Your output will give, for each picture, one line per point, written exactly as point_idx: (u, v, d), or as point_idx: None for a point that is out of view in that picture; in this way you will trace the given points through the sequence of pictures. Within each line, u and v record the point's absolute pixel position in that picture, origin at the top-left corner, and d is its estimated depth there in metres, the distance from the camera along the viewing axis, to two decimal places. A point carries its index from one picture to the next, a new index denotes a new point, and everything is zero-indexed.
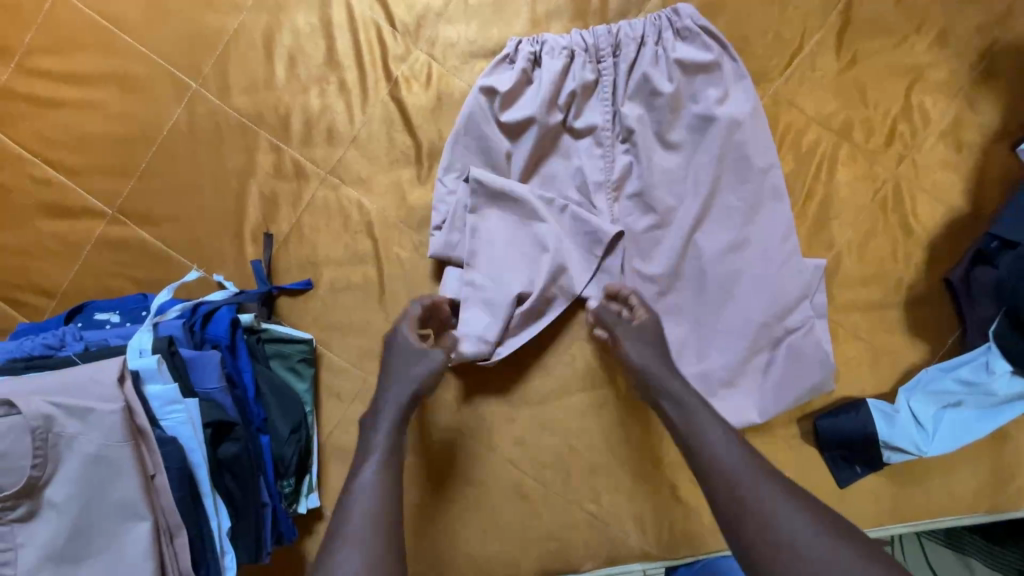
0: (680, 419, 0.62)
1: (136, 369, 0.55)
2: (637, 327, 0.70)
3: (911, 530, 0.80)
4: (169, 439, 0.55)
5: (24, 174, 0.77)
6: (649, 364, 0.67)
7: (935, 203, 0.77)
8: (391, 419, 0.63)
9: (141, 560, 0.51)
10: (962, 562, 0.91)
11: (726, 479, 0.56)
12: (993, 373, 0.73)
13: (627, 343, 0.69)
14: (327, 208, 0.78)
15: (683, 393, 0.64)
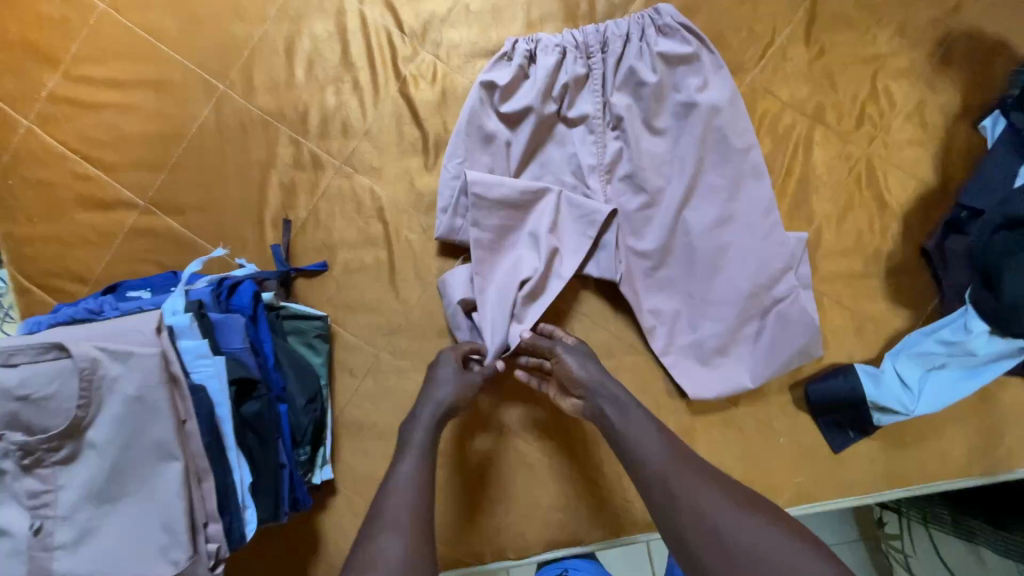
0: (619, 419, 0.66)
1: (171, 325, 0.60)
2: (574, 345, 0.75)
3: (901, 493, 0.84)
4: (198, 386, 0.60)
5: (66, 170, 0.85)
6: (589, 375, 0.71)
7: (906, 179, 0.83)
8: (427, 420, 0.69)
9: (174, 498, 0.56)
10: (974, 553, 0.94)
11: (660, 478, 0.60)
12: (970, 332, 0.77)
13: (568, 356, 0.73)
14: (342, 194, 0.84)
15: (622, 400, 0.68)
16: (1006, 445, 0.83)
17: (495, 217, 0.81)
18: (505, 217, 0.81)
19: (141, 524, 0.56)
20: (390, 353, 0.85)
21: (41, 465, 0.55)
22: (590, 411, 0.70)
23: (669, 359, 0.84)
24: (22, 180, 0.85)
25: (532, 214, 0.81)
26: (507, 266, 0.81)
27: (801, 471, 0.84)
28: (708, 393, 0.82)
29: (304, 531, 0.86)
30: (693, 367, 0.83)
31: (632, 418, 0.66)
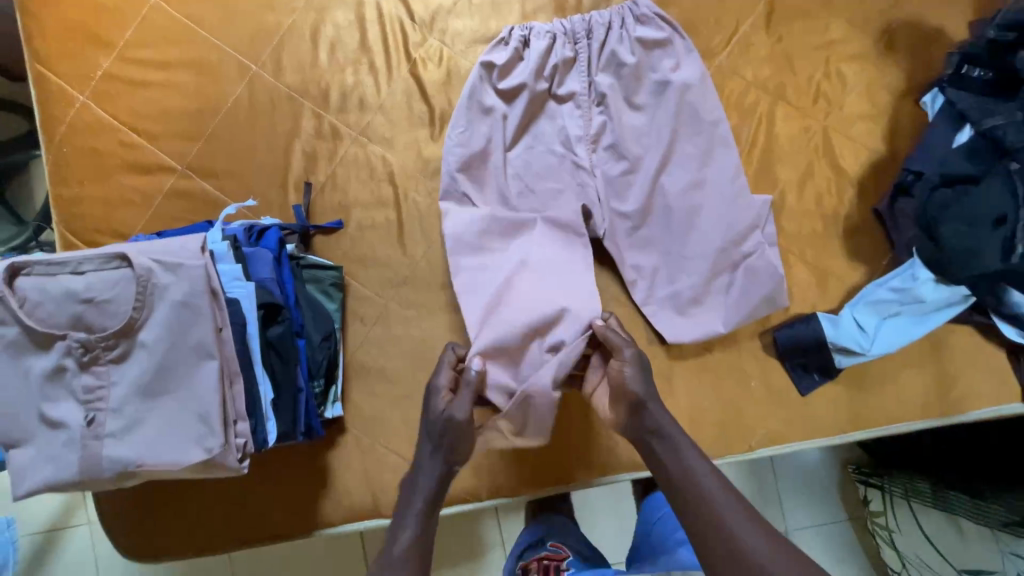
0: (665, 447, 0.75)
1: (212, 250, 0.72)
2: (636, 358, 0.80)
3: (863, 434, 0.91)
4: (234, 300, 0.70)
5: (114, 140, 0.96)
6: (642, 395, 0.77)
7: (859, 149, 0.93)
8: (434, 470, 0.77)
9: (210, 392, 0.64)
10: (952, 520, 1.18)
11: (703, 504, 0.69)
12: (917, 280, 0.86)
13: (626, 365, 0.78)
14: (357, 161, 0.95)
15: (670, 434, 0.76)
16: (959, 389, 0.90)
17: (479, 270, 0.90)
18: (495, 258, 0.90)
19: (181, 416, 0.64)
20: (398, 303, 0.94)
21: (97, 363, 0.64)
22: (636, 429, 0.77)
23: (648, 309, 0.93)
24: (74, 147, 0.96)
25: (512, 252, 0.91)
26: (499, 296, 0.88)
27: (770, 414, 0.92)
28: (684, 339, 0.91)
29: (315, 467, 0.93)
30: (671, 316, 0.92)
31: (682, 455, 0.74)
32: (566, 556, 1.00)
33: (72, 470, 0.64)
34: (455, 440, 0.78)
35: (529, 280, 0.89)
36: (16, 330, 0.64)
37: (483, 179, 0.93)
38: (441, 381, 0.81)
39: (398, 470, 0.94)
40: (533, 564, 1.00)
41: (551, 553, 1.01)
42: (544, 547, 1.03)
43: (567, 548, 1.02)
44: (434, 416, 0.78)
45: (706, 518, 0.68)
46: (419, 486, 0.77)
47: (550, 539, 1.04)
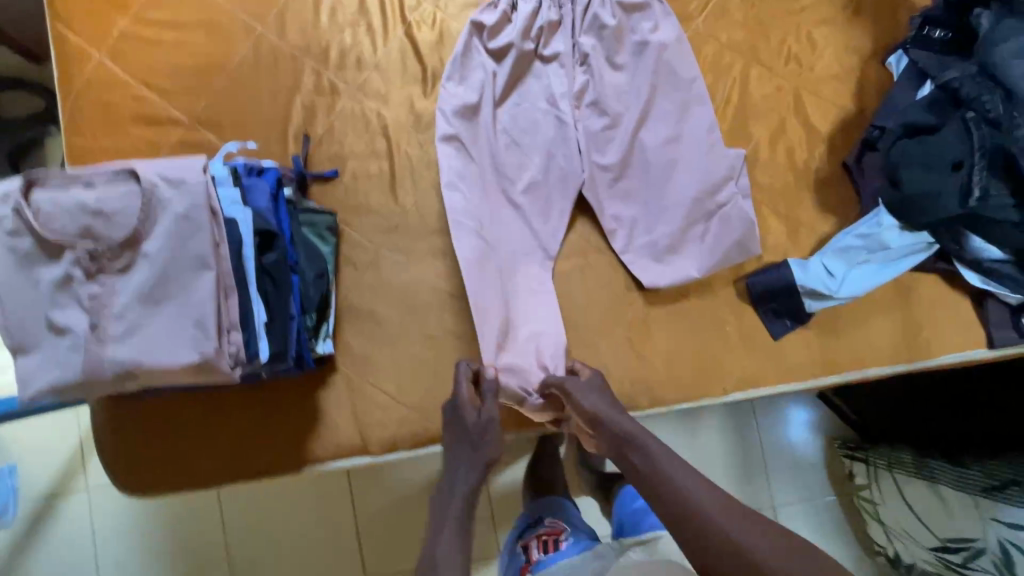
0: (646, 463, 0.82)
1: (212, 173, 0.78)
2: (588, 380, 0.90)
3: (833, 379, 0.95)
4: (230, 218, 0.75)
5: (126, 94, 1.01)
6: (601, 413, 0.85)
7: (828, 107, 0.98)
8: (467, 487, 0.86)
9: (207, 299, 0.69)
10: (932, 490, 1.26)
11: (688, 512, 0.76)
12: (882, 226, 0.91)
13: (580, 396, 0.87)
14: (353, 115, 1.00)
15: (646, 444, 0.83)
16: (926, 335, 0.94)
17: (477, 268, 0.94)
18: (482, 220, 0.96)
19: (179, 321, 0.69)
20: (389, 249, 0.99)
21: (103, 273, 0.69)
22: (613, 442, 0.85)
23: (627, 257, 0.97)
24: (89, 101, 1.01)
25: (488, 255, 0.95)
26: (491, 299, 0.94)
27: (745, 358, 0.96)
28: (661, 283, 0.95)
29: (306, 404, 0.97)
30: (649, 264, 0.97)
31: (655, 460, 0.82)
32: (562, 530, 1.15)
33: (75, 372, 0.68)
34: (486, 445, 0.87)
35: (513, 281, 0.97)
36: (28, 240, 0.69)
37: (474, 131, 0.98)
38: (464, 393, 0.88)
39: (386, 408, 0.97)
40: (534, 540, 1.15)
41: (550, 529, 1.15)
42: (542, 523, 1.18)
43: (562, 522, 1.16)
44: (471, 425, 0.87)
45: (696, 526, 0.75)
46: (455, 497, 0.86)
47: (547, 517, 1.19)
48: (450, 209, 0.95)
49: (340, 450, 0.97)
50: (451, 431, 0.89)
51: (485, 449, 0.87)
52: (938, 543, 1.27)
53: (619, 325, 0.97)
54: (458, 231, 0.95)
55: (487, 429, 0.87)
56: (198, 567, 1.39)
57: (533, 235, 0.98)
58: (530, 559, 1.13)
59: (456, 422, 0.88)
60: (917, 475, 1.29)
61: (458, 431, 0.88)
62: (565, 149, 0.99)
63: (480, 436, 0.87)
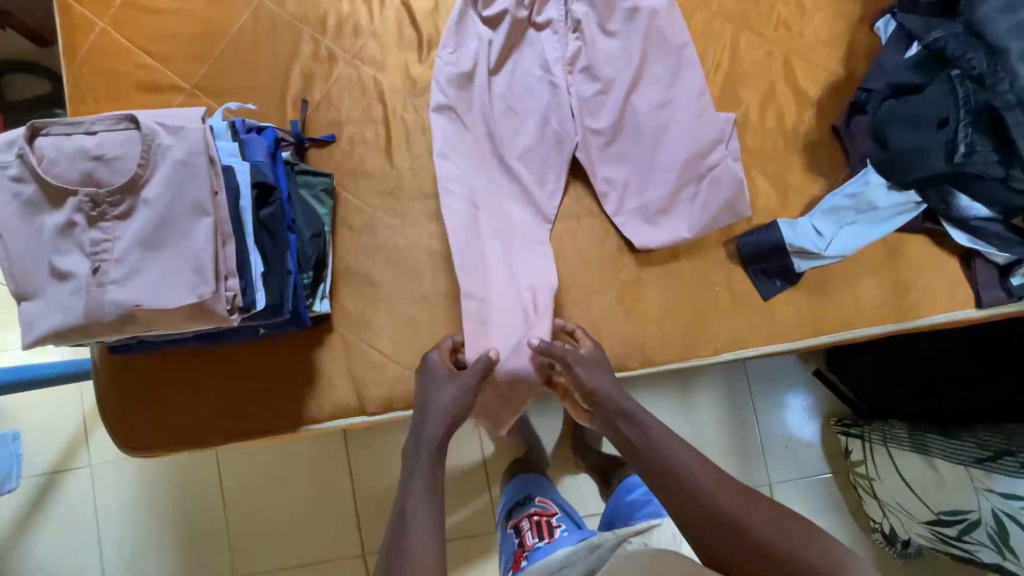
0: (640, 438, 0.82)
1: (211, 126, 0.80)
2: (588, 353, 0.90)
3: (825, 341, 0.96)
4: (229, 167, 0.77)
5: (129, 62, 1.03)
6: (598, 386, 0.86)
7: (816, 72, 1.00)
8: (432, 450, 0.82)
9: (204, 244, 0.71)
10: (928, 463, 1.25)
11: (687, 492, 0.76)
12: (869, 185, 0.93)
13: (579, 367, 0.87)
14: (350, 82, 1.03)
15: (638, 417, 0.84)
16: (915, 295, 0.95)
17: (471, 232, 0.97)
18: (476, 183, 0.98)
19: (177, 265, 0.71)
20: (385, 212, 1.01)
21: (104, 219, 0.71)
22: (608, 416, 0.86)
23: (619, 219, 0.99)
24: (92, 68, 1.03)
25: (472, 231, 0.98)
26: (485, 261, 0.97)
27: (734, 318, 0.97)
28: (652, 244, 0.97)
29: (304, 363, 0.99)
30: (641, 226, 0.98)
31: (649, 434, 0.82)
32: (553, 512, 1.18)
33: (77, 315, 0.70)
34: (461, 403, 0.86)
35: (507, 243, 0.98)
36: (32, 186, 0.71)
37: (468, 97, 1.00)
38: (440, 363, 0.89)
39: (380, 367, 0.99)
40: (525, 521, 1.17)
41: (540, 509, 1.19)
42: (533, 503, 1.20)
43: (553, 504, 1.20)
44: (444, 394, 0.86)
45: (691, 497, 0.75)
46: (425, 446, 0.82)
47: (536, 496, 1.21)
48: (440, 176, 0.98)
49: (336, 409, 0.98)
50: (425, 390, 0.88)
51: (454, 405, 0.86)
52: (933, 516, 1.27)
53: (612, 286, 0.98)
54: (448, 199, 0.97)
55: (459, 390, 0.86)
56: (198, 538, 1.41)
57: (522, 206, 1.00)
58: (524, 544, 1.15)
59: (431, 379, 0.88)
60: (910, 448, 1.29)
61: (431, 389, 0.87)
62: (558, 113, 1.01)
63: (452, 394, 0.86)
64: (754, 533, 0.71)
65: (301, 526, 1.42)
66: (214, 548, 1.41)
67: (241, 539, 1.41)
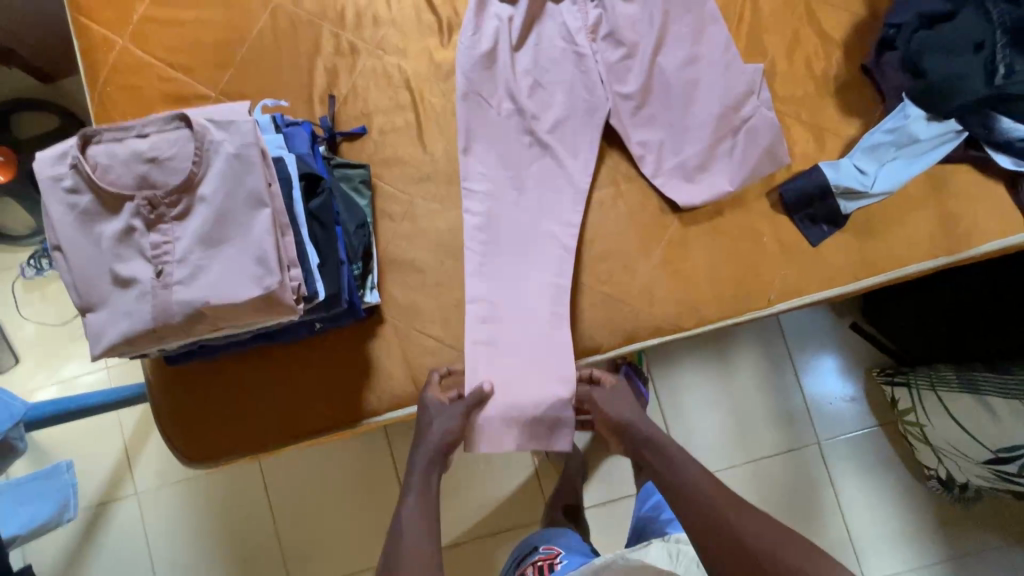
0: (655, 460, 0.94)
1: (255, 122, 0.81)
2: (609, 389, 1.00)
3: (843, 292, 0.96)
4: (277, 158, 0.77)
5: (152, 76, 1.03)
6: (627, 419, 0.97)
7: (838, 15, 1.00)
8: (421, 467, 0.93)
9: (264, 235, 0.71)
10: (979, 401, 1.25)
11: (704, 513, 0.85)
12: (910, 118, 0.92)
13: (605, 402, 0.99)
14: (375, 73, 1.03)
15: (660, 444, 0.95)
16: (964, 226, 0.94)
17: (517, 214, 1.00)
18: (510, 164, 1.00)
19: (239, 260, 0.71)
20: (423, 199, 1.00)
21: (162, 221, 0.71)
22: (634, 445, 0.97)
23: (659, 180, 0.98)
24: (118, 86, 1.03)
25: (507, 214, 0.99)
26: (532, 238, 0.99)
27: (783, 267, 0.97)
28: (696, 201, 0.97)
29: (357, 357, 0.97)
30: (682, 185, 0.98)
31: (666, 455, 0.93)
32: (558, 553, 1.07)
33: (146, 320, 0.70)
34: (451, 433, 0.93)
35: (549, 216, 0.99)
36: (88, 196, 0.71)
37: (493, 78, 1.01)
38: (434, 395, 0.93)
39: (436, 353, 0.98)
40: (529, 568, 1.07)
41: (544, 556, 1.08)
42: (538, 551, 1.10)
43: (557, 547, 1.09)
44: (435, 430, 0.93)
45: (694, 505, 0.86)
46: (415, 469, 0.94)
47: (542, 545, 1.11)
48: (472, 159, 1.00)
49: (393, 400, 0.97)
50: (420, 424, 0.94)
51: (449, 435, 0.93)
52: (989, 454, 1.26)
53: (659, 248, 0.98)
54: (479, 183, 1.00)
55: (451, 423, 0.93)
56: (252, 555, 1.40)
57: (557, 178, 0.99)
58: None
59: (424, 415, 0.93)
60: (960, 390, 1.29)
61: (428, 423, 0.93)
62: (585, 80, 1.01)
63: (445, 428, 0.93)
64: (750, 546, 0.80)
65: (353, 532, 1.41)
66: (269, 562, 1.40)
67: (293, 551, 1.40)
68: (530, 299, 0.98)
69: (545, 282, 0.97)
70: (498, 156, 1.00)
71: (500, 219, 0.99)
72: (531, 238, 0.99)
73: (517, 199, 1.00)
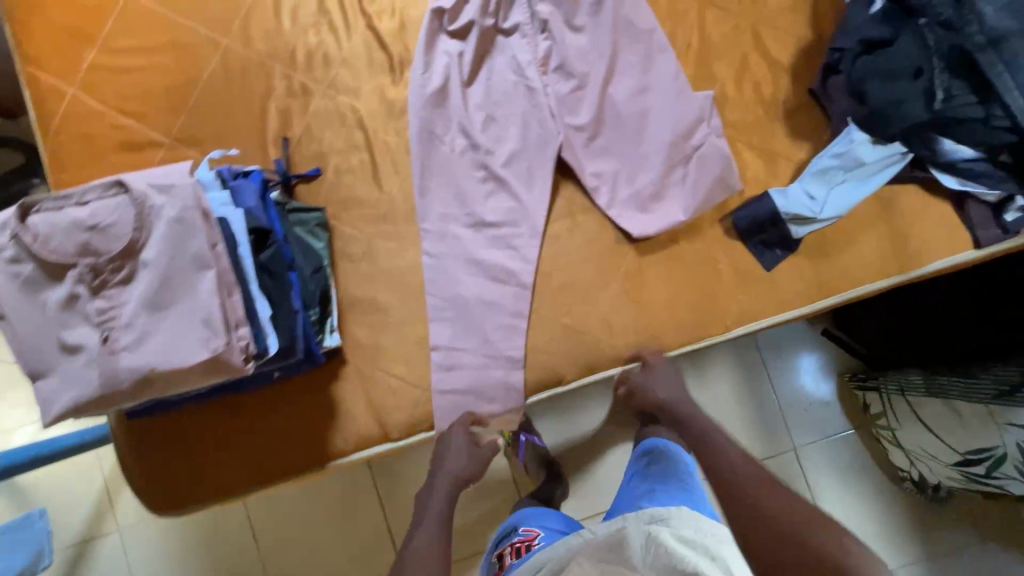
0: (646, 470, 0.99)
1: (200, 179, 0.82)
2: (660, 372, 1.02)
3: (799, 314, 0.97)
4: (221, 216, 0.78)
5: (104, 124, 1.03)
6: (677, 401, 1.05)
7: (784, 39, 1.01)
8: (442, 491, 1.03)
9: (210, 298, 0.71)
10: (947, 407, 1.25)
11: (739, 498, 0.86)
12: (855, 143, 0.94)
13: (660, 387, 1.04)
14: (328, 113, 1.03)
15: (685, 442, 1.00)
16: (914, 245, 0.96)
17: (475, 250, 1.00)
18: (467, 200, 1.00)
19: (185, 324, 0.71)
20: (380, 238, 1.01)
21: (107, 287, 0.71)
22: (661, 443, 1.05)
23: (613, 212, 0.99)
24: (69, 134, 1.02)
25: (465, 250, 1.00)
26: (491, 273, 0.99)
27: (740, 292, 0.98)
28: (650, 231, 0.97)
29: (320, 401, 0.97)
30: (635, 215, 0.98)
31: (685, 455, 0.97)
32: (536, 535, 1.02)
33: (93, 386, 0.69)
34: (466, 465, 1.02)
35: (506, 250, 1.00)
36: (31, 265, 0.70)
37: (446, 114, 1.01)
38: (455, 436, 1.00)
39: (399, 392, 0.98)
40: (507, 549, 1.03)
41: (523, 537, 1.03)
42: (517, 533, 1.06)
43: (537, 528, 1.04)
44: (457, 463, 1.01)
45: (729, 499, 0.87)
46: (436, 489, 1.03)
47: (522, 526, 1.07)
48: (428, 198, 1.00)
49: (358, 442, 0.98)
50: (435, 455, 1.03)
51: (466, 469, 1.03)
52: (959, 458, 1.26)
53: (617, 279, 0.99)
54: (436, 221, 1.00)
55: (468, 460, 1.02)
56: None
57: (512, 212, 1.00)
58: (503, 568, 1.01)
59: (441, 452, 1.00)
60: (928, 395, 1.29)
61: (447, 460, 1.01)
62: (537, 114, 1.01)
63: (461, 461, 1.01)
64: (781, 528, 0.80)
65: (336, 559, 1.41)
66: None
67: None
68: (491, 334, 0.98)
69: (506, 317, 0.98)
70: (454, 192, 1.01)
71: (459, 255, 1.00)
72: (490, 273, 0.99)
73: (475, 234, 1.00)
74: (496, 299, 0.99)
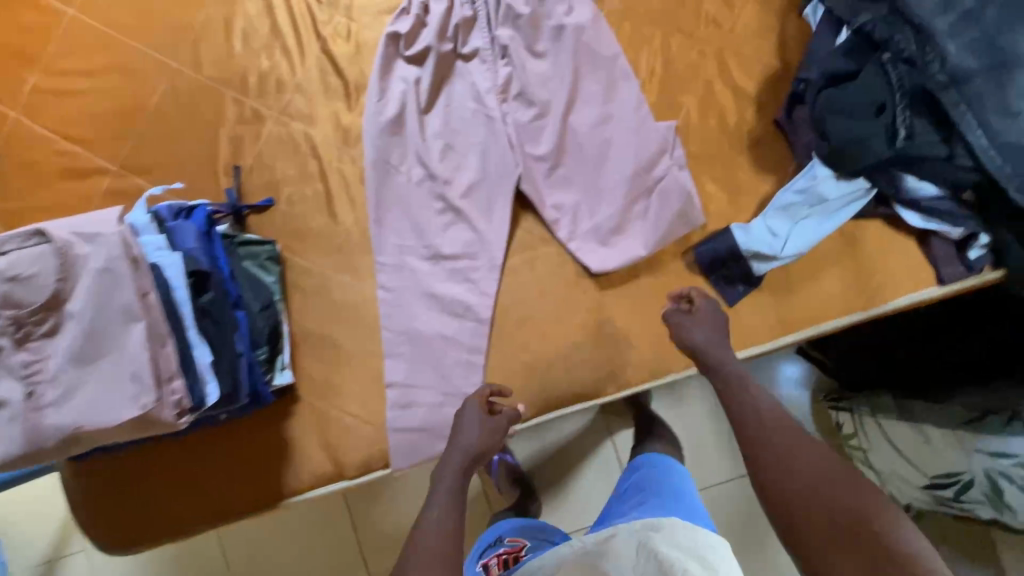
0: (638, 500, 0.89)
1: (132, 223, 0.80)
2: (701, 314, 0.88)
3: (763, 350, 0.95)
4: (154, 262, 0.76)
5: (47, 150, 0.98)
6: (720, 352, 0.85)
7: (749, 69, 0.99)
8: (450, 483, 0.77)
9: (140, 351, 0.69)
10: (919, 431, 1.20)
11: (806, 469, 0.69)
12: (818, 178, 0.92)
13: (701, 328, 0.87)
14: (281, 140, 1.00)
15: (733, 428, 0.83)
16: (878, 279, 0.94)
17: (433, 283, 0.97)
18: (423, 232, 0.97)
19: (115, 378, 0.69)
20: (335, 271, 0.98)
21: (31, 339, 0.68)
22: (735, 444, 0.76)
23: (574, 245, 0.96)
24: (11, 160, 0.98)
25: (422, 283, 0.97)
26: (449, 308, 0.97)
27: None
28: (610, 265, 0.95)
29: (272, 440, 0.95)
30: (596, 248, 0.96)
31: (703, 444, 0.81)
32: (523, 546, 0.99)
33: (16, 445, 0.66)
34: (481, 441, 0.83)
35: (463, 283, 0.97)
36: None
37: (402, 143, 0.98)
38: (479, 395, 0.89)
39: (353, 430, 0.96)
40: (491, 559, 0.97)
41: (509, 547, 0.99)
42: (501, 543, 1.00)
43: (523, 539, 1.01)
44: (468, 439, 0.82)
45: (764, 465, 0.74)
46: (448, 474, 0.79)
47: (507, 536, 1.02)
48: (384, 229, 0.98)
49: (311, 481, 0.95)
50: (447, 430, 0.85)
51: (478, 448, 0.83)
52: (927, 480, 1.22)
53: (577, 314, 0.97)
54: (392, 253, 0.97)
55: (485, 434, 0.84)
56: None
57: (471, 245, 0.97)
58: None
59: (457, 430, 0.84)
60: (899, 417, 1.23)
61: (461, 428, 0.84)
62: (496, 143, 0.98)
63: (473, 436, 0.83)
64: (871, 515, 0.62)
65: None
66: None
67: None
68: (448, 371, 0.96)
69: (464, 353, 0.96)
70: (410, 224, 0.98)
71: (416, 289, 0.97)
72: (448, 307, 0.97)
73: (432, 266, 0.98)
74: (453, 334, 0.96)
